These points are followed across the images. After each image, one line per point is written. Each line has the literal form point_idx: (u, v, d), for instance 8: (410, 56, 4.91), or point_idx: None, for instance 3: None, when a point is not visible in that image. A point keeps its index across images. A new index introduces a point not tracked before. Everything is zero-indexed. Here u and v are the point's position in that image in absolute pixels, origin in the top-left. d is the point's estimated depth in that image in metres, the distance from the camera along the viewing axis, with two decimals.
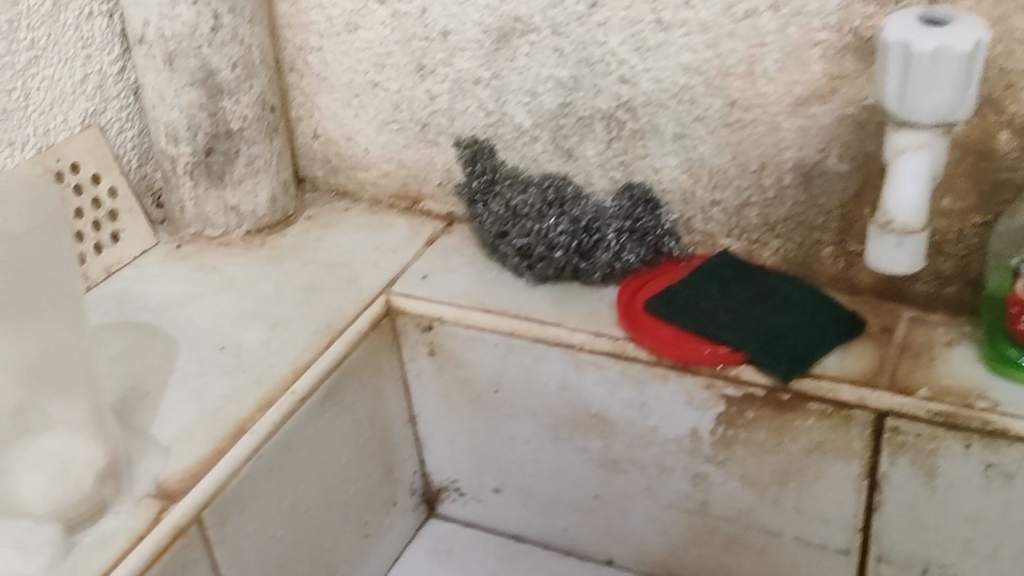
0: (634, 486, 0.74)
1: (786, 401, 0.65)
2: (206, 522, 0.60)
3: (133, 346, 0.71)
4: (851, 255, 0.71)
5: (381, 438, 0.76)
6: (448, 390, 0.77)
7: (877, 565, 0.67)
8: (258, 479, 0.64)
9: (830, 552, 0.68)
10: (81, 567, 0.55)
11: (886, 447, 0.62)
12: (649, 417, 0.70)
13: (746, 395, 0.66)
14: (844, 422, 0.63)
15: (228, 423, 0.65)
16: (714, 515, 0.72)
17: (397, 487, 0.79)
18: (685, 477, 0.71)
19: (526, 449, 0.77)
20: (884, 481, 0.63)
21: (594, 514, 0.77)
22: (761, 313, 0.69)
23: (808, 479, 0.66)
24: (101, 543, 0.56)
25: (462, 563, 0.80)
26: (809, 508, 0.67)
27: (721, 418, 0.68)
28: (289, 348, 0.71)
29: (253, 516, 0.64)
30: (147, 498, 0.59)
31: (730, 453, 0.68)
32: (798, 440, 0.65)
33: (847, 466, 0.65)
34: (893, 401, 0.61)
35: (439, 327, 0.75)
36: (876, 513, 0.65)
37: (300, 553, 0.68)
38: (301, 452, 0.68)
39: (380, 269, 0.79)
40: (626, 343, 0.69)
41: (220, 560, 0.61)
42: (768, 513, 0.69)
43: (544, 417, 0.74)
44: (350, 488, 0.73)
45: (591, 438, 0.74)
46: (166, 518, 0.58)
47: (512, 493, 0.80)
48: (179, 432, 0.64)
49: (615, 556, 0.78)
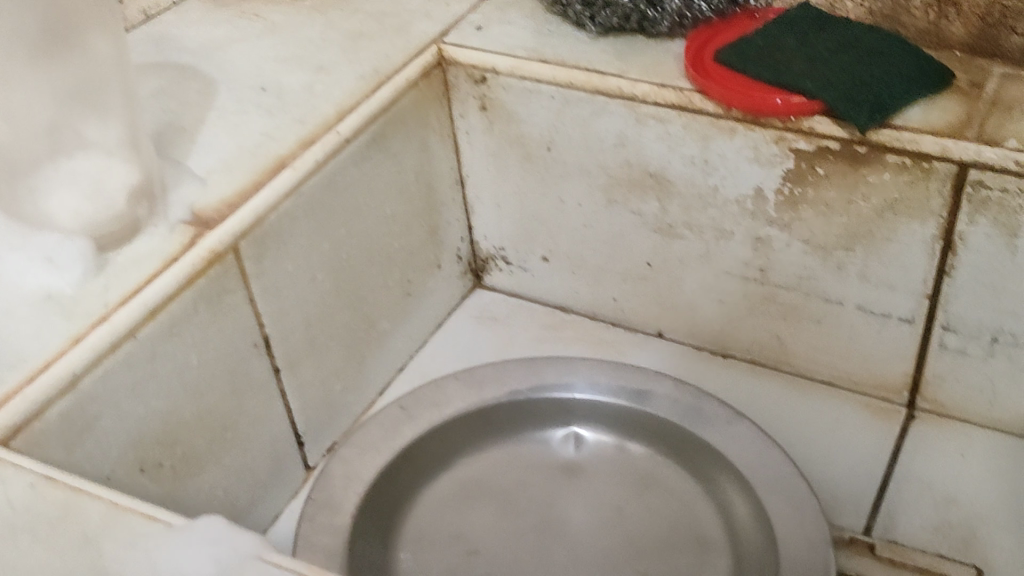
0: (690, 252, 0.71)
1: (863, 154, 0.60)
2: (243, 253, 0.57)
3: (172, 85, 0.68)
4: (942, 6, 0.65)
5: (428, 195, 0.73)
6: (499, 150, 0.73)
7: (942, 335, 0.64)
8: (298, 218, 0.61)
9: (894, 321, 0.65)
10: (114, 284, 0.53)
11: (967, 204, 0.58)
12: (710, 176, 0.66)
13: (818, 150, 0.61)
14: (923, 176, 0.58)
15: (269, 158, 0.62)
16: (773, 283, 0.69)
17: (442, 249, 0.77)
18: (746, 241, 0.68)
19: (578, 213, 0.73)
20: (961, 242, 0.59)
21: (646, 284, 0.74)
22: (843, 62, 0.63)
23: (878, 242, 0.62)
24: (135, 263, 0.54)
25: (508, 330, 0.79)
26: (875, 275, 0.64)
27: (788, 175, 0.63)
28: (335, 91, 0.67)
29: (293, 255, 0.61)
30: (182, 223, 0.57)
31: (797, 215, 0.64)
32: (871, 198, 0.61)
33: (921, 227, 0.60)
34: (979, 152, 0.56)
35: (491, 79, 0.70)
36: (948, 278, 0.61)
37: (341, 301, 0.66)
38: (344, 197, 0.65)
39: (433, 20, 0.75)
40: (692, 95, 0.64)
41: (257, 294, 0.59)
42: (831, 280, 0.66)
43: (599, 178, 0.71)
44: (395, 243, 0.71)
45: (647, 200, 0.70)
46: (201, 244, 0.55)
47: (561, 262, 0.77)
48: (217, 165, 0.61)
49: (664, 328, 0.76)
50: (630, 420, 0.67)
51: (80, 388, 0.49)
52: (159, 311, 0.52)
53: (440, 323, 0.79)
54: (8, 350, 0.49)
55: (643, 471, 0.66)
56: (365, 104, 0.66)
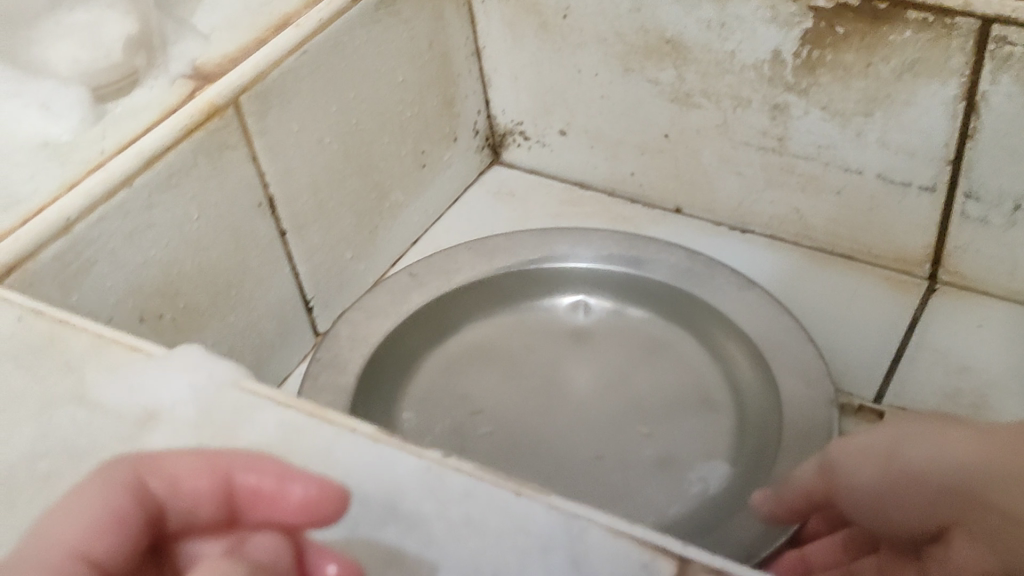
0: (707, 122, 0.69)
1: (883, 11, 0.57)
2: (245, 109, 0.57)
3: None
4: None
5: (441, 65, 0.72)
6: (514, 18, 0.72)
7: (964, 204, 0.62)
8: (303, 77, 0.60)
9: (914, 190, 0.63)
10: (111, 133, 0.53)
11: (991, 62, 0.55)
12: (728, 40, 0.64)
13: (837, 7, 0.58)
14: (945, 33, 0.55)
15: (273, 17, 0.61)
16: (792, 152, 0.67)
17: (458, 122, 0.76)
18: (764, 109, 0.66)
19: (596, 85, 0.72)
20: (983, 103, 0.57)
21: (664, 157, 0.73)
22: None
23: (898, 105, 0.60)
24: (134, 113, 0.54)
25: (523, 205, 0.78)
26: (896, 140, 0.62)
27: (805, 36, 0.61)
28: None
29: (297, 116, 0.61)
30: (184, 78, 0.56)
31: (816, 79, 0.62)
32: (891, 59, 0.58)
33: (943, 87, 0.58)
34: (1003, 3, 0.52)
35: None
36: (970, 143, 0.59)
37: (350, 167, 0.66)
38: (352, 59, 0.64)
39: None
40: None
41: (260, 153, 0.59)
42: (850, 147, 0.64)
43: (615, 45, 0.69)
44: (407, 112, 0.70)
45: (663, 68, 0.68)
46: (201, 96, 0.55)
47: (578, 136, 0.76)
48: (221, 23, 0.61)
49: (682, 203, 0.75)
50: (629, 287, 0.67)
51: (75, 231, 0.49)
52: (157, 160, 0.52)
53: (456, 198, 0.79)
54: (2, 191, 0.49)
55: (647, 334, 0.66)
56: None
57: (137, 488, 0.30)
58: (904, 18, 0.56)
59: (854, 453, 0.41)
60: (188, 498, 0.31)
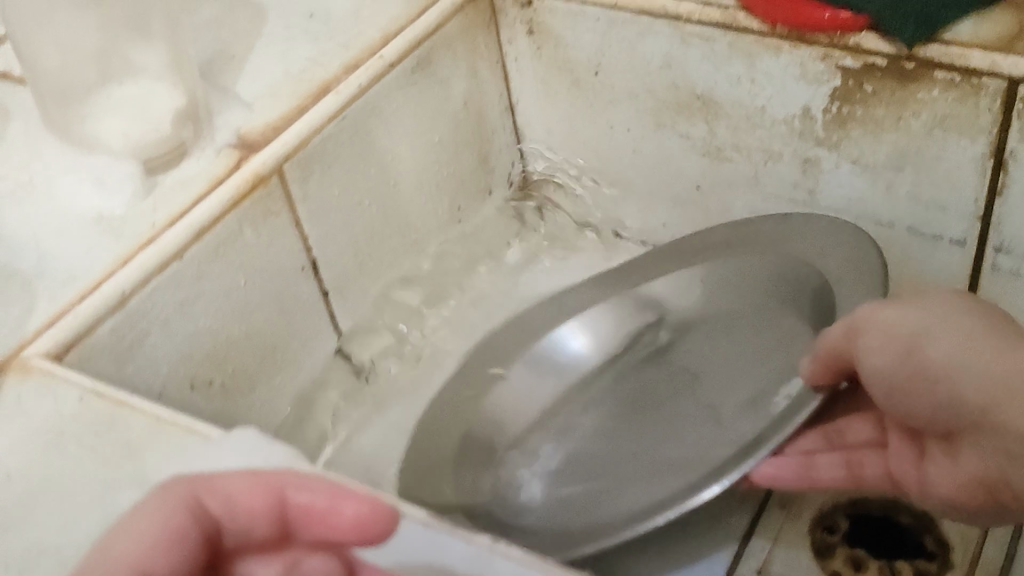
0: (739, 176, 0.70)
1: (911, 70, 0.58)
2: (286, 175, 0.58)
3: (222, 14, 0.70)
4: None
5: (477, 122, 0.74)
6: (548, 75, 0.74)
7: (996, 257, 0.62)
8: (341, 139, 0.62)
9: (945, 242, 0.64)
10: (161, 205, 0.54)
11: (1018, 120, 0.56)
12: (758, 96, 0.65)
13: (866, 66, 0.59)
14: (973, 92, 0.56)
15: (313, 84, 0.62)
16: (823, 206, 0.68)
17: (493, 174, 0.78)
18: (795, 163, 0.67)
19: (628, 139, 0.73)
20: (1012, 161, 0.57)
21: (697, 209, 0.74)
22: None
23: (928, 162, 0.61)
24: (181, 184, 0.55)
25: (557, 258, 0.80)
26: (926, 195, 0.63)
27: (834, 93, 0.62)
28: (380, 16, 0.68)
29: (339, 180, 0.62)
30: (228, 147, 0.58)
31: (845, 135, 0.63)
32: (921, 115, 0.59)
33: (972, 145, 0.58)
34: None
35: (537, 3, 0.70)
36: (1000, 199, 0.60)
37: (389, 226, 0.68)
38: (390, 121, 0.65)
39: None
40: (738, 13, 0.63)
41: (303, 217, 0.60)
42: (880, 200, 0.65)
43: (647, 101, 0.70)
44: (443, 169, 0.72)
45: (695, 123, 0.69)
46: (245, 166, 0.56)
47: (611, 187, 0.77)
48: (264, 90, 0.62)
49: None
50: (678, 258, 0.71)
51: (128, 304, 0.50)
52: (206, 231, 0.54)
53: None
54: (59, 267, 0.51)
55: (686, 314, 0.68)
56: (411, 27, 0.66)
57: (195, 511, 0.31)
58: (931, 78, 0.58)
59: (877, 343, 0.47)
60: (244, 517, 0.32)
